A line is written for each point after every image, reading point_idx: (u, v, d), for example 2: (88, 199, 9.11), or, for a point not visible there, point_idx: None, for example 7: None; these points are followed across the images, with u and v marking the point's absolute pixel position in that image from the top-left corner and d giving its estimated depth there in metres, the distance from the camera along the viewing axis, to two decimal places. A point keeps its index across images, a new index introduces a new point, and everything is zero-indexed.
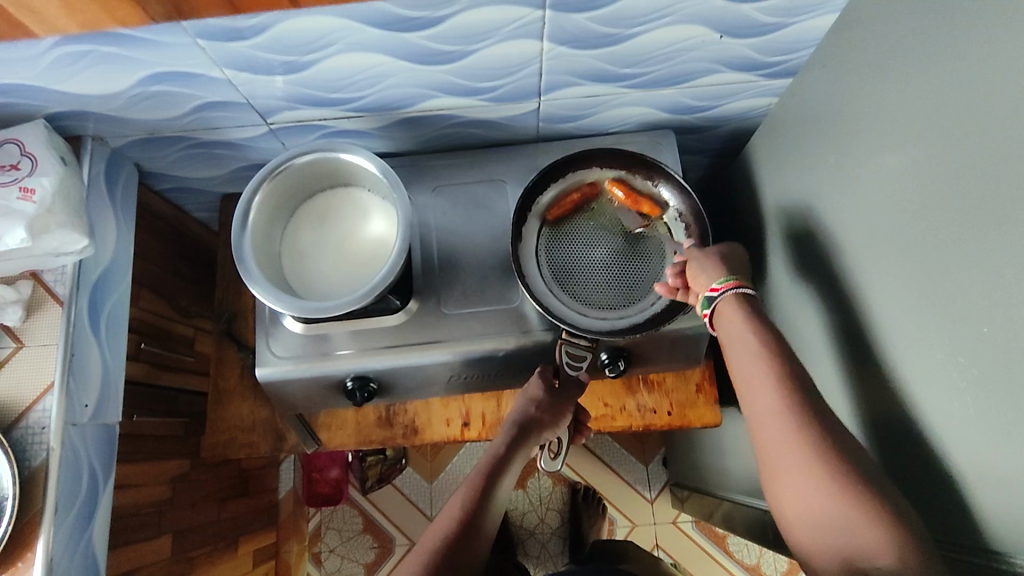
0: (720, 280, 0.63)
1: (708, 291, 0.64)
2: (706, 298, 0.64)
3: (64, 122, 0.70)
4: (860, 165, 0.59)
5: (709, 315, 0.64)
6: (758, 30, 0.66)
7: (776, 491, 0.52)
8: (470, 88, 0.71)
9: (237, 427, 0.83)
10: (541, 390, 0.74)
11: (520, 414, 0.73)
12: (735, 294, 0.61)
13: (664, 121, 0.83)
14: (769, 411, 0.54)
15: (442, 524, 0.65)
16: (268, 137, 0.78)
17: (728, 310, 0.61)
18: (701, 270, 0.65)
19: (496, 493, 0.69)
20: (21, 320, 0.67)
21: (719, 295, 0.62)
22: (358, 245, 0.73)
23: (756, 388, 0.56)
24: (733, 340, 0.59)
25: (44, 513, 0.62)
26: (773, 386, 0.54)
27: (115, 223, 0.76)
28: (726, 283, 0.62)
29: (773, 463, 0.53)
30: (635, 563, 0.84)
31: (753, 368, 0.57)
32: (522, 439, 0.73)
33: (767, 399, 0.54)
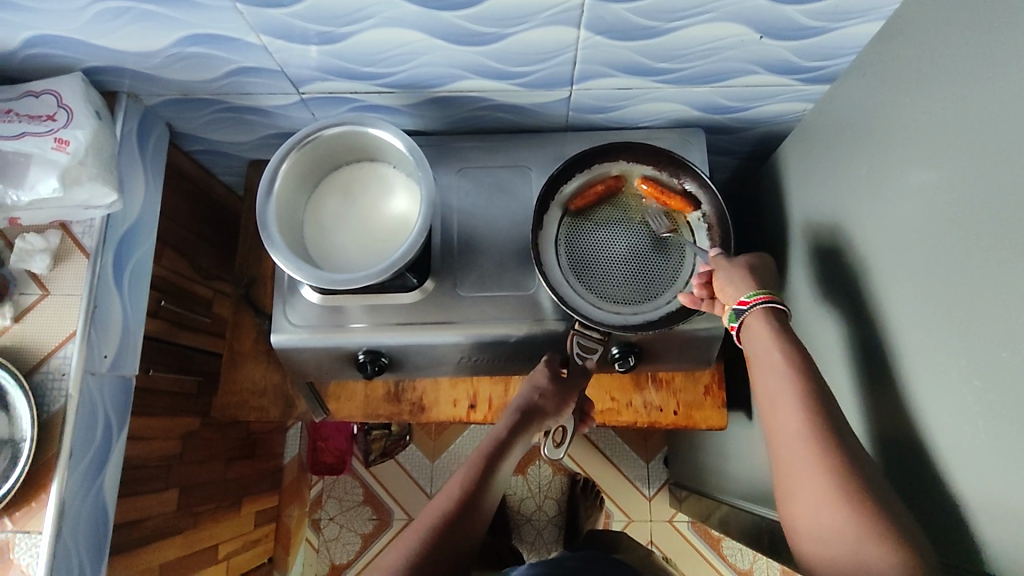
0: (751, 293, 0.62)
1: (736, 303, 0.63)
2: (734, 310, 0.63)
3: (100, 76, 0.71)
4: (891, 177, 0.58)
5: (736, 327, 0.63)
6: (798, 33, 0.65)
7: (788, 504, 0.53)
8: (503, 72, 0.71)
9: (248, 390, 0.84)
10: (546, 378, 0.73)
11: (524, 401, 0.73)
12: (764, 308, 0.61)
13: (695, 119, 0.82)
14: (789, 428, 0.54)
15: (439, 504, 0.65)
16: (298, 106, 0.78)
17: (754, 324, 0.61)
18: (730, 281, 0.65)
19: (496, 479, 0.68)
20: (47, 269, 0.68)
21: (748, 308, 0.62)
22: (379, 221, 0.74)
23: (779, 402, 0.56)
24: (760, 353, 0.60)
25: (59, 457, 0.64)
26: (797, 403, 0.55)
27: (144, 180, 0.77)
28: (757, 297, 0.62)
29: (790, 478, 0.53)
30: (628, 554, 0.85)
31: (778, 383, 0.57)
32: (526, 426, 0.72)
33: (791, 416, 0.55)
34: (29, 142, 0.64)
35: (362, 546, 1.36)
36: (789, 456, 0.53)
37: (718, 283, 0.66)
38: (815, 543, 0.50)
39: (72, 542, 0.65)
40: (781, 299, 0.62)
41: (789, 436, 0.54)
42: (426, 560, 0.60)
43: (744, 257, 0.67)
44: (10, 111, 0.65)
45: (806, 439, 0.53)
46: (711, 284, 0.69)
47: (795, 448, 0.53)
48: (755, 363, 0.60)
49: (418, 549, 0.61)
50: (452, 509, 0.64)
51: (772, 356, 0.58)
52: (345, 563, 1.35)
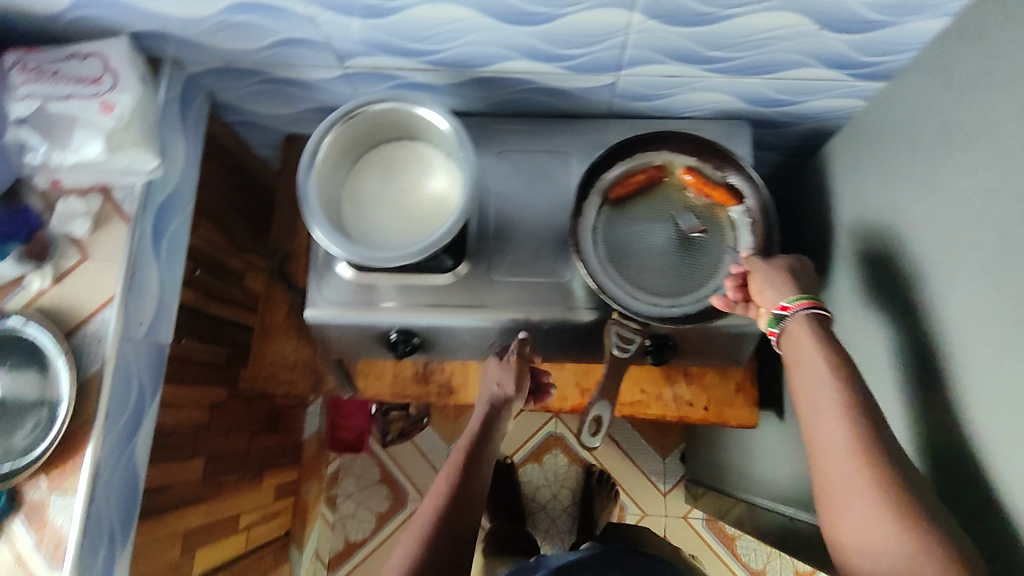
0: (793, 298, 0.61)
1: (777, 307, 0.62)
2: (776, 315, 0.62)
3: (146, 42, 0.71)
4: (951, 179, 0.56)
5: (776, 333, 0.62)
6: (859, 25, 0.63)
7: (833, 519, 0.52)
8: (551, 53, 0.69)
9: (278, 364, 0.85)
10: (496, 364, 0.75)
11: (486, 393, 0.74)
12: (808, 315, 0.60)
13: (741, 110, 0.80)
14: (834, 442, 0.53)
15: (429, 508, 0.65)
16: (341, 81, 0.78)
17: (796, 330, 0.60)
18: (770, 284, 0.63)
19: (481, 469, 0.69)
20: (88, 233, 0.69)
21: (791, 314, 0.60)
22: (417, 200, 0.73)
23: (822, 408, 0.55)
24: (801, 362, 0.58)
25: (95, 419, 0.65)
26: (842, 416, 0.53)
27: (184, 149, 0.77)
28: (799, 302, 0.60)
29: (833, 491, 0.52)
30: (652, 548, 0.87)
31: (822, 395, 0.55)
32: (496, 411, 0.73)
33: (836, 429, 0.53)
34: (76, 105, 0.64)
35: (377, 524, 1.37)
36: (831, 464, 0.53)
37: (754, 286, 0.65)
38: (861, 557, 0.50)
39: (104, 504, 0.66)
40: (824, 305, 0.60)
41: (832, 445, 0.53)
42: (429, 558, 0.60)
43: (782, 259, 0.65)
44: (56, 73, 0.65)
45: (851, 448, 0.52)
46: (745, 286, 0.67)
47: (838, 456, 0.52)
48: (795, 368, 0.59)
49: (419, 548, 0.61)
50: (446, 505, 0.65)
51: (814, 362, 0.57)
52: (359, 540, 1.37)
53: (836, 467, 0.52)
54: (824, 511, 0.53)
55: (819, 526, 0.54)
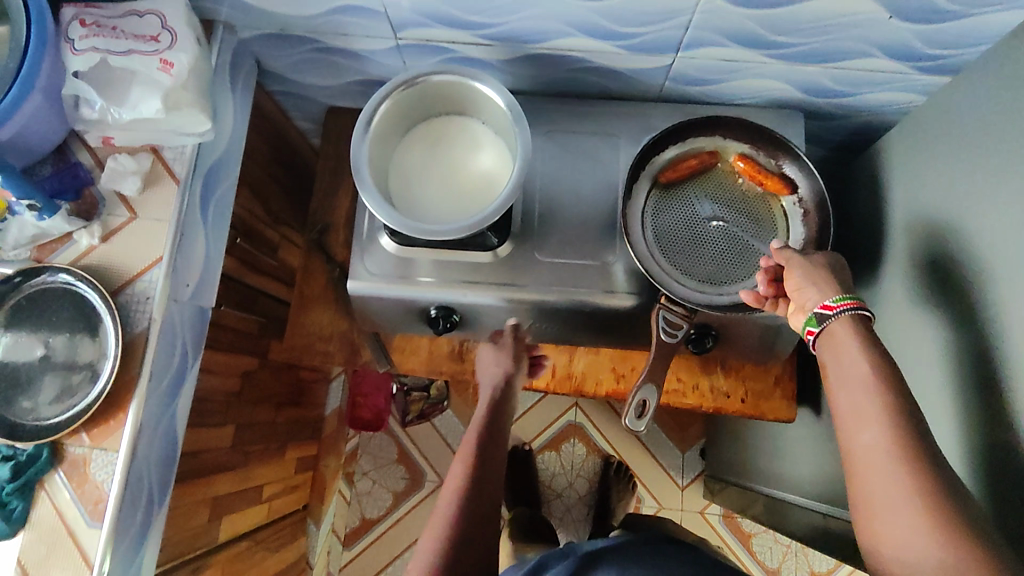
0: (837, 297, 0.59)
1: (818, 306, 0.60)
2: (816, 314, 0.60)
3: (201, 3, 0.70)
4: (1022, 175, 0.55)
5: (815, 333, 0.60)
6: (931, 15, 0.61)
7: (874, 527, 0.51)
8: (609, 32, 0.68)
9: (314, 335, 0.84)
10: (492, 350, 0.78)
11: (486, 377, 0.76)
12: (851, 315, 0.58)
13: (795, 100, 0.79)
14: (877, 448, 0.52)
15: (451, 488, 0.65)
16: (392, 53, 0.77)
17: (840, 331, 0.58)
18: (811, 282, 0.61)
19: (495, 442, 0.70)
20: (137, 191, 0.69)
21: (835, 313, 0.58)
22: (466, 176, 0.73)
23: (861, 411, 0.53)
24: (839, 364, 0.57)
25: (139, 379, 0.64)
26: (884, 422, 0.52)
27: (233, 115, 0.77)
28: (844, 302, 0.58)
29: (875, 499, 0.51)
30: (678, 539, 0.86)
31: (861, 399, 0.54)
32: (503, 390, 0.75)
33: (876, 435, 0.52)
34: (136, 60, 0.63)
35: (393, 503, 1.37)
36: (875, 469, 0.51)
37: (792, 283, 0.63)
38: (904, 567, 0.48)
39: (144, 464, 0.66)
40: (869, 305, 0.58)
41: (873, 451, 0.52)
42: (461, 530, 0.61)
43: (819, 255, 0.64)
44: (116, 29, 0.64)
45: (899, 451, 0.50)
46: (779, 281, 0.65)
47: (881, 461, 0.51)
48: (834, 370, 0.57)
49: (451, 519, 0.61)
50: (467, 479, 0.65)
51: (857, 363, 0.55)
52: (376, 517, 1.37)
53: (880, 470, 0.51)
54: (863, 519, 0.52)
55: (856, 535, 0.53)
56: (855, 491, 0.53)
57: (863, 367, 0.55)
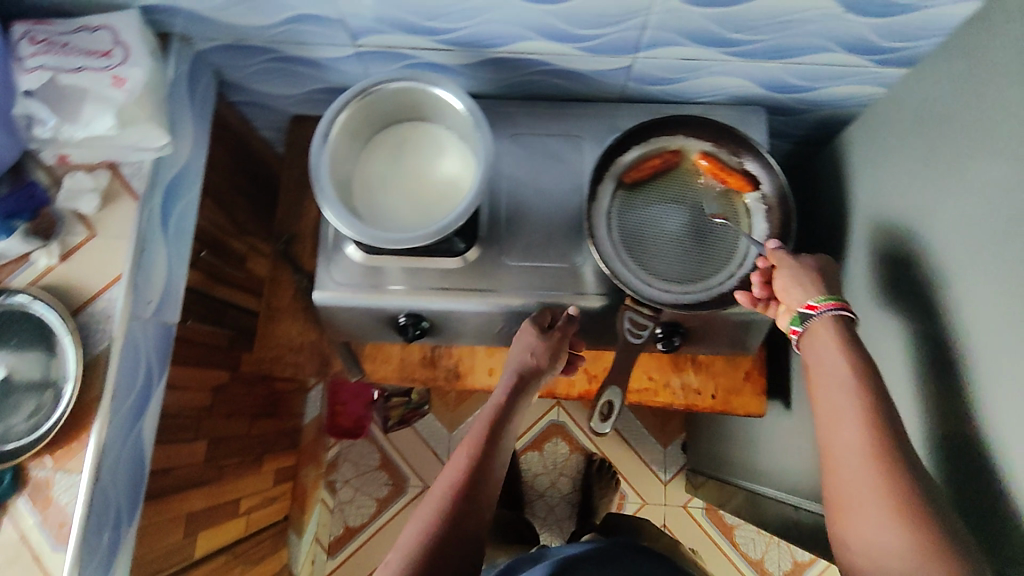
0: (820, 298, 0.60)
1: (803, 306, 0.61)
2: (800, 313, 0.61)
3: (154, 16, 0.69)
4: (975, 169, 0.56)
5: (799, 332, 0.62)
6: (883, 11, 0.62)
7: (840, 518, 0.52)
8: (568, 34, 0.68)
9: (284, 346, 0.84)
10: (533, 333, 0.72)
11: (518, 361, 0.71)
12: (834, 316, 0.59)
13: (757, 97, 0.79)
14: (849, 444, 0.53)
15: (448, 479, 0.62)
16: (352, 60, 0.76)
17: (822, 330, 0.59)
18: (796, 284, 0.63)
19: (502, 441, 0.66)
20: (96, 209, 0.67)
21: (817, 314, 0.60)
22: (429, 182, 0.72)
23: (838, 411, 0.55)
24: (819, 361, 0.58)
25: (101, 400, 0.64)
26: (858, 416, 0.53)
27: (193, 127, 0.76)
28: (827, 303, 0.60)
29: (844, 489, 0.52)
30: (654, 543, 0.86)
31: (839, 396, 0.55)
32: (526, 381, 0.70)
33: (851, 429, 0.53)
34: (86, 77, 0.63)
35: (376, 510, 1.37)
36: (845, 461, 0.52)
37: (780, 282, 0.65)
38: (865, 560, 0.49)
39: (110, 484, 0.65)
40: (852, 307, 0.60)
41: (846, 446, 0.53)
42: (448, 538, 0.58)
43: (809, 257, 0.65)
44: (67, 44, 0.63)
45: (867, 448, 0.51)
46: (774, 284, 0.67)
47: (852, 459, 0.52)
48: (816, 371, 0.58)
49: (441, 520, 0.58)
50: (467, 479, 0.62)
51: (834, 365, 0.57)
52: (358, 526, 1.37)
53: (848, 469, 0.52)
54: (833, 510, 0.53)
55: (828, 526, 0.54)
56: (828, 483, 0.54)
57: (841, 366, 0.56)
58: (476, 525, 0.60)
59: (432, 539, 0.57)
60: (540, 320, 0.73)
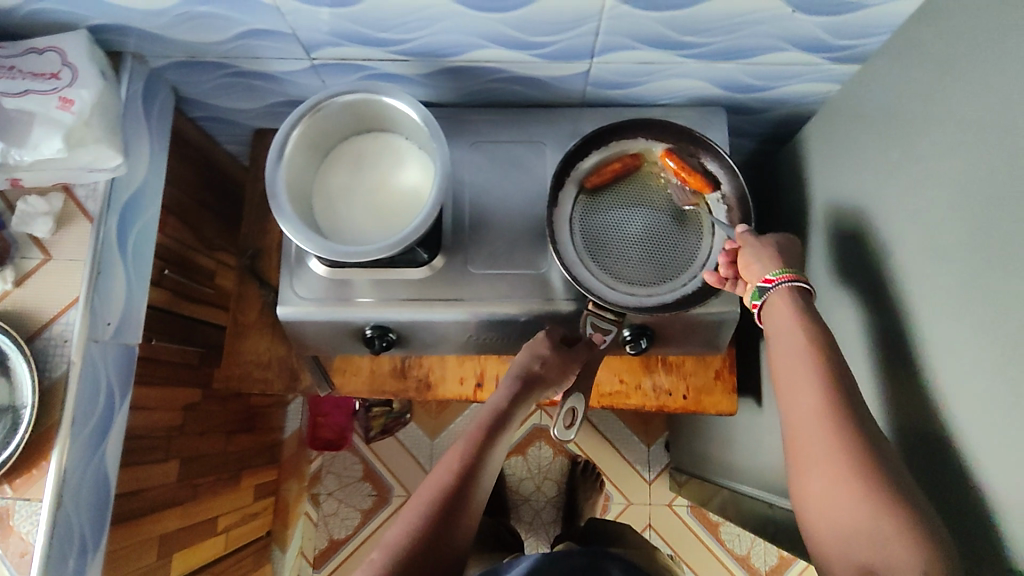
0: (775, 270, 0.61)
1: (760, 281, 0.62)
2: (759, 287, 0.62)
3: (104, 35, 0.68)
4: (924, 165, 0.56)
5: (759, 306, 0.63)
6: (831, 10, 0.62)
7: (804, 488, 0.52)
8: (522, 41, 0.68)
9: (252, 362, 0.83)
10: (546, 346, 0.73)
11: (522, 369, 0.72)
12: (790, 287, 0.60)
13: (716, 97, 0.80)
14: (806, 414, 0.53)
15: (438, 478, 0.63)
16: (309, 73, 0.76)
17: (779, 302, 0.60)
18: (755, 258, 0.64)
19: (494, 449, 0.67)
20: (50, 232, 0.67)
21: (774, 286, 0.61)
22: (389, 193, 0.72)
23: (798, 391, 0.55)
24: (777, 335, 0.59)
25: (60, 425, 0.63)
26: (815, 386, 0.54)
27: (149, 145, 0.75)
28: (782, 275, 0.61)
29: (806, 459, 0.52)
30: (632, 549, 0.85)
31: (796, 368, 0.56)
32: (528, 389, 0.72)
33: (808, 399, 0.54)
34: (32, 100, 0.62)
35: (361, 521, 1.35)
36: (805, 430, 0.53)
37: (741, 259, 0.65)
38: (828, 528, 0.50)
39: (73, 509, 0.65)
40: (806, 278, 0.61)
41: (805, 416, 0.53)
42: (432, 537, 0.58)
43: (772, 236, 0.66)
44: (13, 68, 0.63)
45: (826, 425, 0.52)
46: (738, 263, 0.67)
47: (814, 437, 0.52)
48: (776, 353, 0.58)
49: (427, 518, 0.59)
50: (455, 482, 0.63)
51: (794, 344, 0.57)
52: (343, 538, 1.35)
53: (810, 448, 0.52)
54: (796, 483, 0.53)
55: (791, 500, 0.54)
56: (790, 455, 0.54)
57: (795, 341, 0.57)
58: (459, 527, 0.60)
59: (416, 537, 0.58)
60: (554, 334, 0.74)
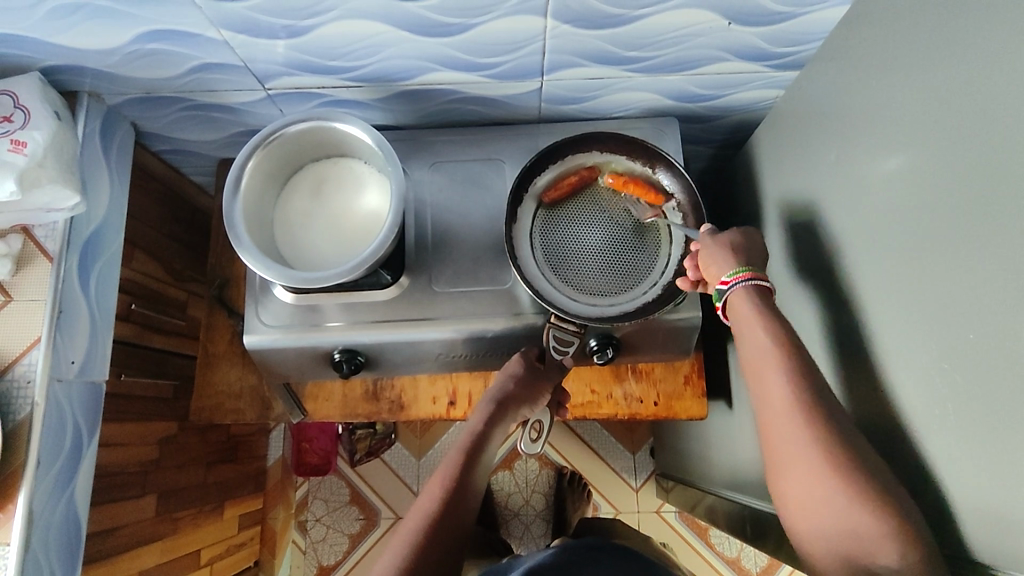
0: (732, 271, 0.62)
1: (719, 283, 0.64)
2: (718, 290, 0.63)
3: (59, 76, 0.69)
4: (862, 165, 0.59)
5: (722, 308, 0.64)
6: (767, 18, 0.64)
7: (782, 484, 0.53)
8: (472, 63, 0.70)
9: (224, 393, 0.84)
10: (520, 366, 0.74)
11: (496, 390, 0.73)
12: (746, 286, 0.61)
13: (668, 108, 0.81)
14: (778, 410, 0.54)
15: (421, 509, 0.63)
16: (266, 103, 0.77)
17: (739, 302, 0.61)
18: (713, 261, 0.65)
19: (477, 472, 0.68)
20: (10, 274, 0.67)
21: (730, 288, 0.62)
22: (349, 217, 0.72)
23: (767, 378, 0.56)
24: (745, 328, 0.60)
25: (26, 467, 0.63)
26: (783, 381, 0.54)
27: (109, 182, 0.75)
28: (738, 275, 0.62)
29: (782, 454, 0.53)
30: (628, 538, 0.89)
31: (765, 364, 0.56)
32: (502, 410, 0.72)
33: (779, 394, 0.54)
34: None
35: (350, 546, 1.34)
36: (780, 426, 0.53)
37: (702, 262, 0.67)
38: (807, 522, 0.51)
39: (42, 550, 0.64)
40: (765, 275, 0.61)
41: (779, 412, 0.54)
42: (422, 564, 0.58)
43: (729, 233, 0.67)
44: None
45: (789, 421, 0.53)
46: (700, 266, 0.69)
47: (786, 427, 0.53)
48: (746, 349, 0.59)
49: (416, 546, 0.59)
50: (441, 507, 0.63)
51: (752, 346, 0.58)
52: (333, 564, 1.34)
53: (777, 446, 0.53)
54: (776, 479, 0.54)
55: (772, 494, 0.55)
56: (766, 450, 0.55)
57: (760, 337, 0.58)
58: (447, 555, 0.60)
59: (406, 565, 0.58)
60: (527, 355, 0.75)
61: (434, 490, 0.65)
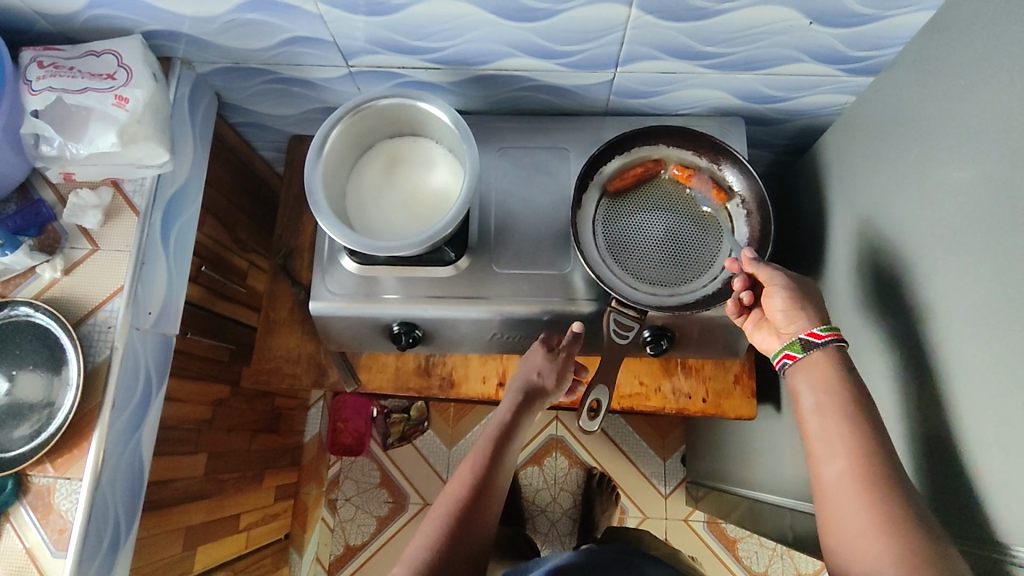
0: (824, 327, 0.62)
1: (806, 333, 0.62)
2: (802, 340, 0.62)
3: (156, 40, 0.73)
4: (938, 165, 0.59)
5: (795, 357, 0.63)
6: (848, 19, 0.65)
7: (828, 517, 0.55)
8: (551, 50, 0.72)
9: (281, 358, 0.86)
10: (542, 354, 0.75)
11: (525, 381, 0.74)
12: (837, 345, 0.61)
13: (736, 108, 0.82)
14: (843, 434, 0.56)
15: (451, 494, 0.65)
16: (346, 80, 0.80)
17: (823, 358, 0.61)
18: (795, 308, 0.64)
19: (506, 459, 0.68)
20: (98, 225, 0.70)
21: (822, 343, 0.61)
22: (419, 194, 0.74)
23: (831, 423, 0.57)
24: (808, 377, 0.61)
25: (102, 407, 0.66)
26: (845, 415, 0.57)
27: (193, 146, 0.79)
28: (832, 333, 0.61)
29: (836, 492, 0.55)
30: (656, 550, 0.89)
31: (831, 406, 0.58)
32: (530, 399, 0.72)
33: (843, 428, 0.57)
34: (90, 98, 0.66)
35: (377, 528, 1.36)
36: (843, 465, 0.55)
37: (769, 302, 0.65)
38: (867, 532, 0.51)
39: (109, 493, 0.67)
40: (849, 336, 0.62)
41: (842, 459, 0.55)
42: (449, 557, 0.59)
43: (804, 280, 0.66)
44: (72, 69, 0.67)
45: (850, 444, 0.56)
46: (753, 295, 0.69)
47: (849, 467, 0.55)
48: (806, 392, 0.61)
49: (444, 535, 0.61)
50: (470, 493, 0.64)
51: (819, 377, 0.60)
52: (359, 544, 1.35)
53: (849, 474, 0.54)
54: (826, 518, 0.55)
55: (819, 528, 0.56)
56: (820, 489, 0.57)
57: (824, 382, 0.59)
58: (476, 539, 0.62)
59: (434, 556, 0.59)
60: (549, 342, 0.76)
61: (464, 475, 0.66)
